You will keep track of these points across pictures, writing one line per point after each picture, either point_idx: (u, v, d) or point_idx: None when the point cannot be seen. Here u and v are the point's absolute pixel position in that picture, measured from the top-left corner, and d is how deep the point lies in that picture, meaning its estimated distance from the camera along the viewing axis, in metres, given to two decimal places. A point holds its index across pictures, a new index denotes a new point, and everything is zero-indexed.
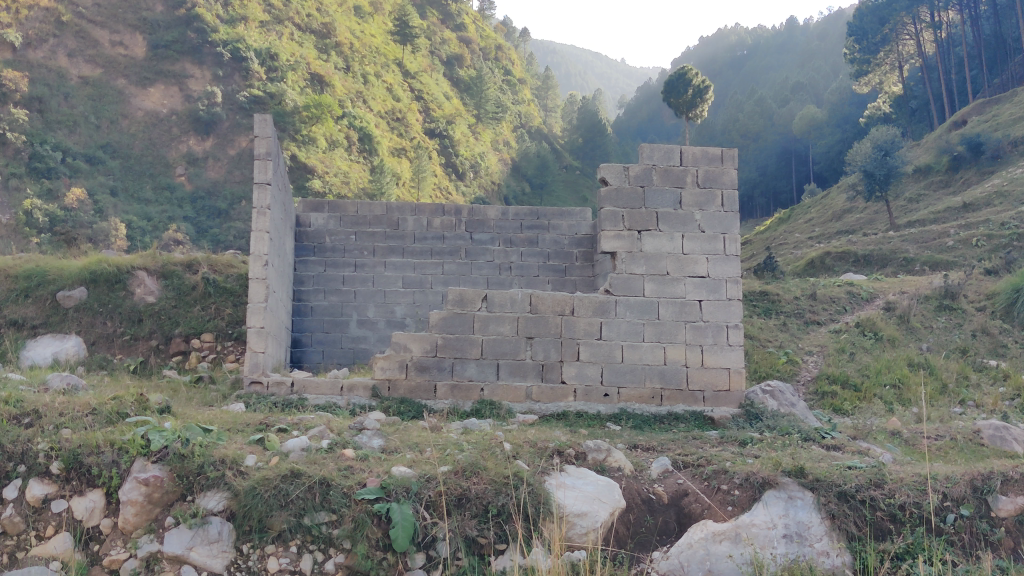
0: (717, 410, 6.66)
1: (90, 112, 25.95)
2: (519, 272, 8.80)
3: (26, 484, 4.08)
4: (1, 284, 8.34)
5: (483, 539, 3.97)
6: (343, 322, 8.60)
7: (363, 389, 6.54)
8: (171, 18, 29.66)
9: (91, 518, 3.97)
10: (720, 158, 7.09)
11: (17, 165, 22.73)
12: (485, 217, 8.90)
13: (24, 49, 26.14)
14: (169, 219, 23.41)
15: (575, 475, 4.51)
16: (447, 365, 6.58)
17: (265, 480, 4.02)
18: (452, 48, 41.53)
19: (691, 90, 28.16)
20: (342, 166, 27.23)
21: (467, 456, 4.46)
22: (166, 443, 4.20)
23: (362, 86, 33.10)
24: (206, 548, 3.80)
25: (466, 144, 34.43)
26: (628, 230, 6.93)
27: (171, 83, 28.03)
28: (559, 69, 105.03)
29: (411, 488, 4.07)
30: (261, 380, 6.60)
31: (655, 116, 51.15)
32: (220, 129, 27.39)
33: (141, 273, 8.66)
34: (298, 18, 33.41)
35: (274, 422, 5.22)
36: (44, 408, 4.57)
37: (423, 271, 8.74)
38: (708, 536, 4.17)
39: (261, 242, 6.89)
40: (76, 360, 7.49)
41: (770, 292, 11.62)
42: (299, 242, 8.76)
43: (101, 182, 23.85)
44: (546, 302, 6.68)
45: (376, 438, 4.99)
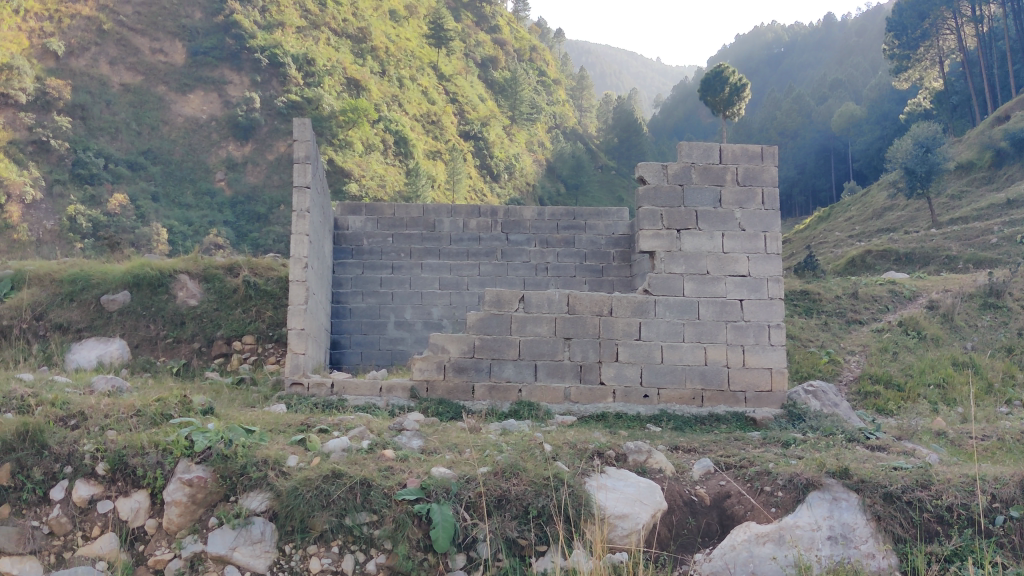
0: (759, 410, 6.59)
1: (131, 119, 26.53)
2: (556, 272, 8.75)
3: (73, 485, 4.13)
4: (47, 288, 8.48)
5: (524, 540, 3.96)
6: (381, 324, 8.62)
7: (402, 390, 6.57)
8: (210, 25, 30.41)
9: (136, 518, 4.01)
10: (759, 155, 6.99)
11: (60, 172, 23.23)
12: (521, 218, 8.88)
13: (67, 57, 26.80)
14: (210, 224, 23.59)
15: (616, 476, 4.47)
16: (484, 366, 6.58)
17: (307, 480, 4.05)
18: (487, 50, 41.57)
19: (728, 88, 27.87)
20: (378, 169, 27.29)
21: (507, 456, 4.45)
22: (210, 443, 4.24)
23: (398, 90, 33.18)
24: (249, 548, 3.82)
25: (500, 146, 34.36)
26: (666, 229, 6.88)
27: (210, 89, 28.46)
28: (594, 69, 104.54)
29: (451, 489, 4.07)
30: (302, 380, 6.64)
31: (692, 116, 50.68)
32: (259, 134, 27.58)
33: (183, 276, 8.78)
34: (334, 23, 33.62)
35: (316, 422, 5.25)
36: (90, 410, 4.63)
37: (459, 272, 8.75)
38: (751, 538, 4.11)
39: (301, 245, 6.95)
40: (119, 362, 7.58)
41: (811, 291, 11.50)
42: (338, 244, 8.82)
43: (143, 188, 24.18)
44: (583, 302, 6.64)
45: (415, 439, 5.00)
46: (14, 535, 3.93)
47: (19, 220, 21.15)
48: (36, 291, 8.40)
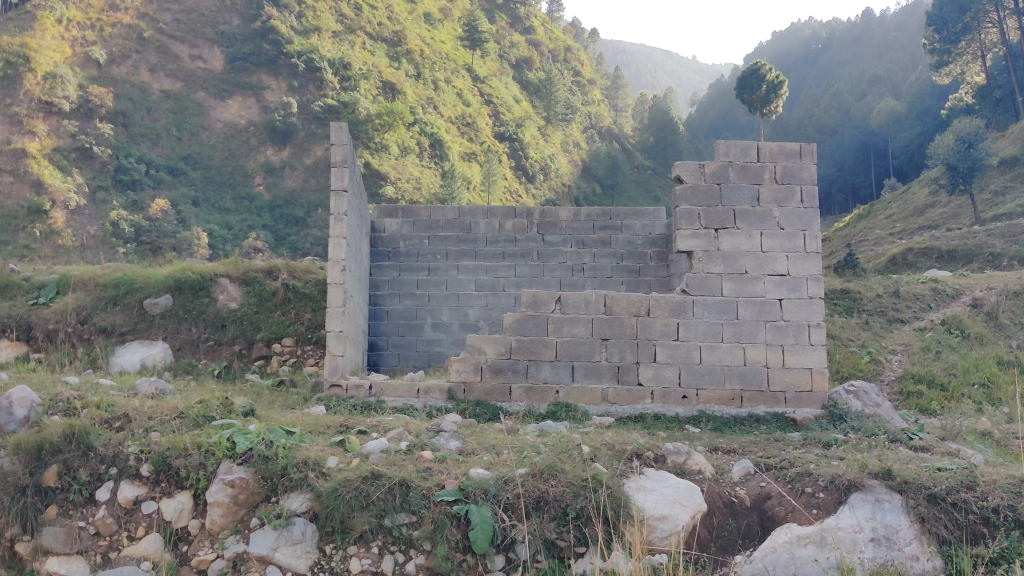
0: (799, 411, 6.52)
1: (172, 125, 26.96)
2: (592, 273, 8.73)
3: (118, 486, 4.19)
4: (92, 292, 8.63)
5: (562, 542, 3.95)
6: (417, 326, 8.65)
7: (439, 391, 6.60)
8: (248, 31, 30.73)
9: (180, 519, 4.07)
10: (798, 153, 6.92)
11: (103, 178, 23.66)
12: (557, 218, 8.88)
13: (109, 65, 27.41)
14: (249, 228, 23.85)
15: (655, 477, 4.44)
16: (522, 367, 6.58)
17: (346, 481, 4.08)
18: (521, 51, 41.58)
19: (765, 86, 27.63)
20: (414, 172, 27.37)
21: (544, 458, 4.45)
22: (251, 444, 4.29)
23: (433, 92, 33.29)
24: (291, 549, 3.86)
25: (535, 146, 34.33)
26: (704, 229, 6.84)
27: (249, 95, 28.80)
28: (630, 68, 104.05)
29: (489, 491, 4.07)
30: (340, 383, 6.69)
31: (729, 114, 50.23)
32: (297, 139, 27.77)
33: (224, 279, 8.88)
34: (369, 27, 33.87)
35: (355, 424, 5.28)
36: (134, 412, 4.70)
37: (496, 274, 8.76)
38: (793, 540, 4.07)
39: (338, 248, 7.00)
40: (162, 365, 7.69)
41: (852, 289, 11.36)
42: (374, 247, 8.89)
43: (183, 193, 24.49)
44: (621, 303, 6.61)
45: (453, 440, 5.02)
46: (62, 535, 4.03)
47: (64, 226, 21.56)
48: (81, 295, 8.55)
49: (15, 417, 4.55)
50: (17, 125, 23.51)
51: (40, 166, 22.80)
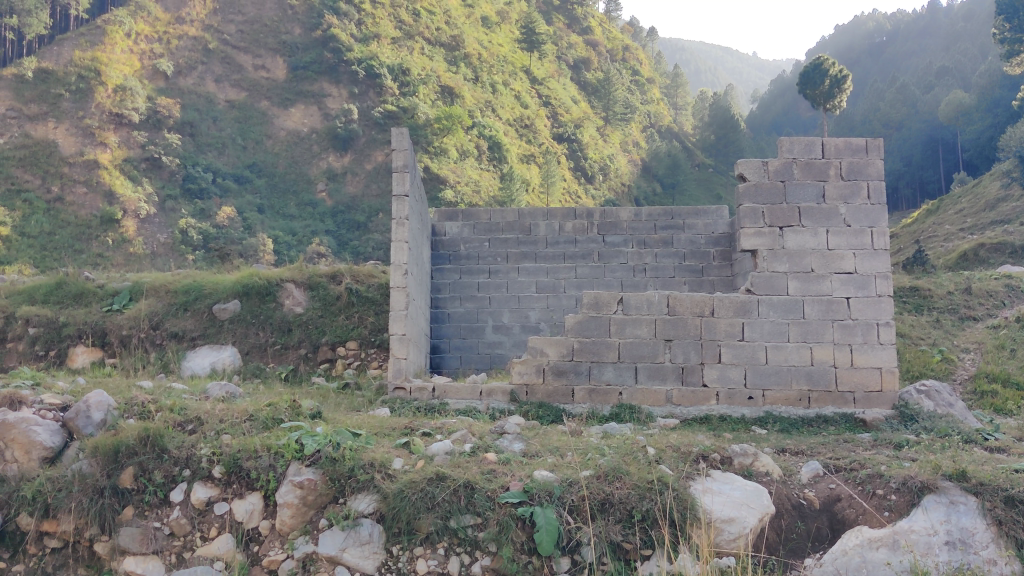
0: (868, 411, 6.39)
1: (237, 134, 27.59)
2: (654, 273, 8.67)
3: (191, 488, 4.28)
4: (163, 298, 8.86)
5: (629, 544, 3.94)
6: (479, 328, 8.68)
7: (502, 393, 6.62)
8: (309, 40, 31.22)
9: (251, 520, 4.15)
10: (864, 148, 6.80)
11: (172, 188, 24.29)
12: (618, 219, 8.85)
13: (176, 77, 28.24)
14: (313, 233, 24.14)
15: (722, 480, 4.39)
16: (584, 369, 6.56)
17: (412, 483, 4.12)
18: (579, 52, 41.42)
19: (828, 81, 27.09)
20: (472, 175, 27.45)
21: (609, 460, 4.42)
22: (318, 446, 4.36)
23: (491, 96, 33.39)
24: (358, 549, 3.91)
25: (595, 147, 34.16)
26: (769, 227, 6.76)
27: (311, 102, 29.23)
28: (688, 66, 103.02)
29: (554, 493, 4.07)
30: (404, 385, 6.75)
31: (792, 110, 49.35)
32: (358, 145, 28.02)
33: (290, 285, 9.02)
34: (427, 32, 34.18)
35: (419, 425, 5.33)
36: (206, 415, 4.80)
37: (556, 275, 8.75)
38: (864, 543, 3.99)
39: (400, 252, 7.07)
40: (231, 369, 7.86)
41: (922, 287, 11.12)
42: (436, 250, 8.98)
43: (249, 201, 24.94)
44: (685, 303, 6.55)
45: (517, 442, 5.01)
46: (138, 535, 4.13)
47: (134, 235, 22.17)
48: (154, 301, 8.77)
49: (92, 420, 4.67)
50: (90, 136, 24.39)
51: (111, 176, 23.53)
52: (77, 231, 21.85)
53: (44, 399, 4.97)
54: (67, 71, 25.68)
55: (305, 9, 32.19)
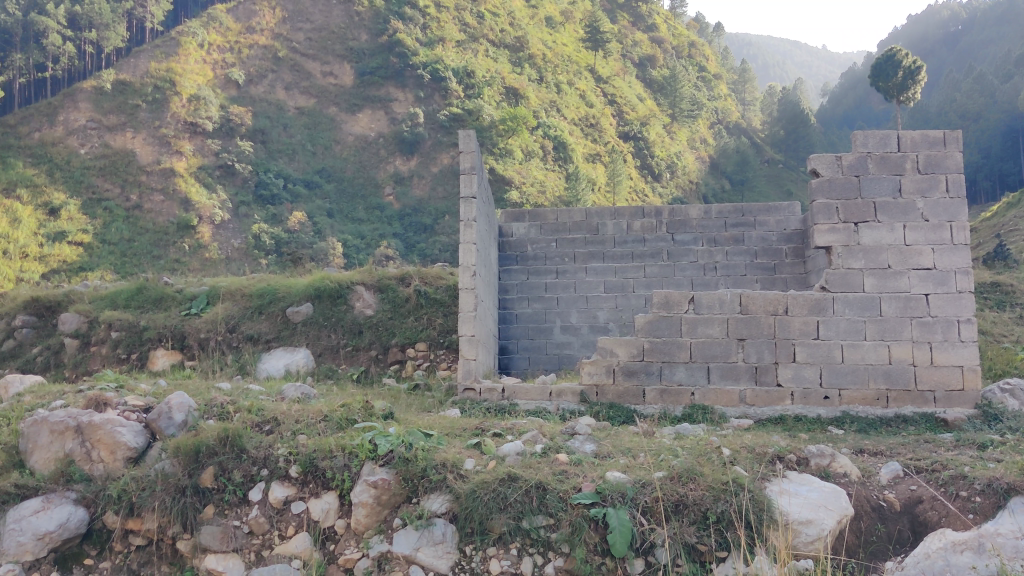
0: (949, 411, 6.21)
1: (307, 140, 28.06)
2: (725, 272, 8.55)
3: (269, 487, 4.37)
4: (239, 302, 9.06)
5: (703, 546, 3.90)
6: (547, 329, 8.69)
7: (572, 394, 6.60)
8: (376, 45, 31.62)
9: (327, 519, 4.20)
10: (942, 141, 6.61)
11: (245, 194, 24.77)
12: (687, 217, 8.72)
13: (247, 85, 28.93)
14: (381, 236, 24.35)
15: (799, 481, 4.31)
16: (655, 369, 6.51)
17: (484, 483, 4.14)
18: (644, 49, 41.07)
19: (902, 72, 26.36)
20: (538, 175, 27.43)
21: (683, 461, 4.39)
22: (392, 447, 4.42)
23: (556, 95, 33.31)
24: (432, 549, 3.93)
25: (661, 144, 33.75)
26: (843, 223, 6.63)
27: (378, 107, 29.59)
28: (756, 60, 101.48)
29: (627, 494, 4.05)
30: (474, 386, 6.78)
31: (864, 103, 48.16)
32: (424, 148, 28.25)
33: (360, 287, 9.12)
34: (491, 35, 34.42)
35: (490, 426, 5.35)
36: (282, 416, 4.90)
37: (625, 275, 8.69)
38: (948, 546, 3.86)
39: (469, 253, 7.11)
40: (305, 370, 8.00)
41: (1004, 283, 10.77)
42: (503, 252, 9.02)
43: (319, 205, 25.27)
44: (757, 302, 6.46)
45: (589, 443, 4.99)
46: (219, 533, 4.21)
47: (210, 240, 22.68)
48: (229, 305, 8.99)
49: (173, 422, 4.80)
50: (167, 145, 25.18)
51: (187, 184, 24.19)
52: (155, 238, 22.59)
53: (128, 401, 5.13)
54: (144, 82, 26.93)
55: (372, 15, 32.65)
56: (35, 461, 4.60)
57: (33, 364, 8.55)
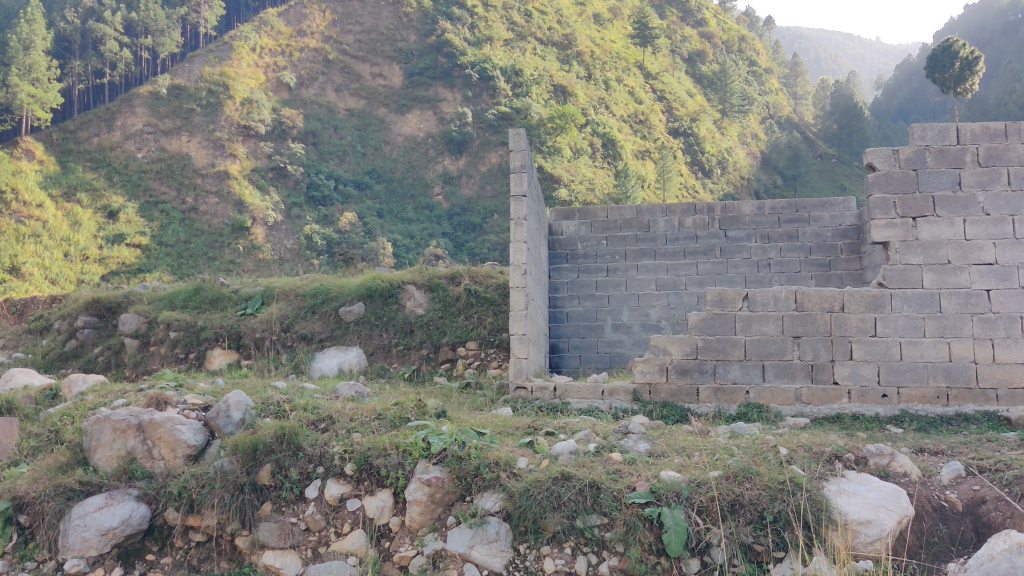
0: (1013, 410, 6.02)
1: (357, 141, 28.31)
2: (779, 268, 8.46)
3: (325, 485, 4.42)
4: (293, 302, 9.18)
5: (760, 547, 3.85)
6: (598, 327, 8.68)
7: (624, 393, 6.58)
8: (424, 46, 31.83)
9: (381, 516, 4.24)
10: (1003, 133, 6.47)
11: (297, 196, 25.06)
12: (740, 213, 8.63)
13: (298, 88, 29.32)
14: (430, 236, 24.42)
15: (857, 480, 4.24)
16: (709, 367, 6.45)
17: (537, 482, 4.15)
18: (694, 45, 40.71)
19: (959, 63, 25.77)
20: (587, 173, 27.33)
21: (739, 460, 4.34)
22: (445, 445, 4.45)
23: (604, 92, 33.16)
24: (485, 547, 3.94)
25: (712, 140, 33.39)
26: (901, 218, 6.50)
27: (426, 108, 29.76)
28: (807, 53, 99.98)
29: (682, 493, 4.02)
30: (525, 385, 6.78)
31: (920, 95, 47.12)
32: (473, 147, 28.31)
33: (411, 287, 9.17)
34: (539, 33, 34.46)
35: (542, 425, 5.33)
36: (337, 415, 4.96)
37: (677, 272, 8.62)
38: (1013, 548, 3.70)
39: (520, 252, 7.11)
40: (358, 369, 8.07)
41: None
42: (553, 250, 9.02)
43: (369, 206, 25.44)
44: (812, 299, 6.37)
45: (642, 442, 4.95)
46: (276, 530, 4.27)
47: (263, 241, 22.97)
48: (284, 305, 9.12)
49: (232, 420, 4.89)
50: (221, 149, 25.66)
51: (241, 186, 24.57)
52: (210, 239, 22.98)
53: (188, 399, 5.23)
54: (198, 86, 27.47)
55: (420, 15, 32.90)
56: (99, 458, 4.70)
57: (95, 363, 8.75)
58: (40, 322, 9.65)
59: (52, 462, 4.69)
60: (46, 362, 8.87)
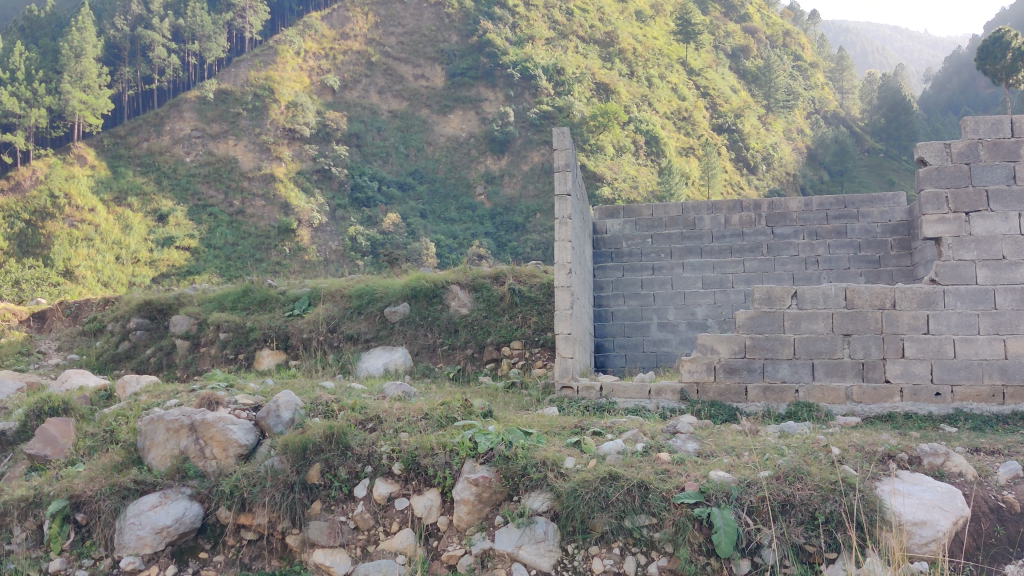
0: None
1: (400, 143, 28.47)
2: (828, 265, 8.33)
3: (374, 484, 4.46)
4: (339, 303, 9.26)
5: (812, 547, 3.81)
6: (644, 326, 8.63)
7: (672, 392, 6.55)
8: (466, 46, 31.96)
9: (430, 515, 4.25)
10: None
11: (341, 198, 25.27)
12: (787, 210, 8.52)
13: (342, 91, 29.60)
14: (473, 235, 24.44)
15: (910, 480, 4.17)
16: (757, 366, 6.39)
17: (585, 481, 4.14)
18: (737, 40, 40.29)
19: (1011, 53, 25.18)
20: (630, 170, 27.21)
21: (789, 460, 4.29)
22: (492, 445, 4.47)
23: (647, 89, 32.96)
24: (534, 547, 3.94)
25: (757, 136, 33.05)
26: (954, 212, 6.41)
27: (469, 108, 29.86)
28: (854, 47, 98.46)
29: (732, 493, 3.98)
30: (571, 385, 6.78)
31: (969, 87, 46.17)
32: (515, 147, 28.31)
33: (455, 287, 9.18)
34: (581, 31, 34.43)
35: (589, 425, 5.31)
36: (384, 415, 4.99)
37: (723, 270, 8.54)
38: None
39: (564, 251, 7.10)
40: (403, 369, 8.12)
41: None
42: (597, 249, 9.01)
43: (412, 207, 25.54)
44: (863, 296, 6.27)
45: (690, 442, 4.91)
46: (326, 529, 4.31)
47: (309, 243, 23.20)
48: (330, 306, 9.21)
49: (281, 419, 4.95)
50: (266, 152, 26.01)
51: (287, 189, 24.85)
52: (257, 241, 23.28)
53: (238, 399, 5.30)
54: (244, 91, 27.89)
55: (462, 16, 33.10)
56: (152, 458, 4.78)
57: (147, 364, 8.92)
58: (93, 324, 9.84)
59: (108, 462, 4.80)
60: (100, 363, 9.06)
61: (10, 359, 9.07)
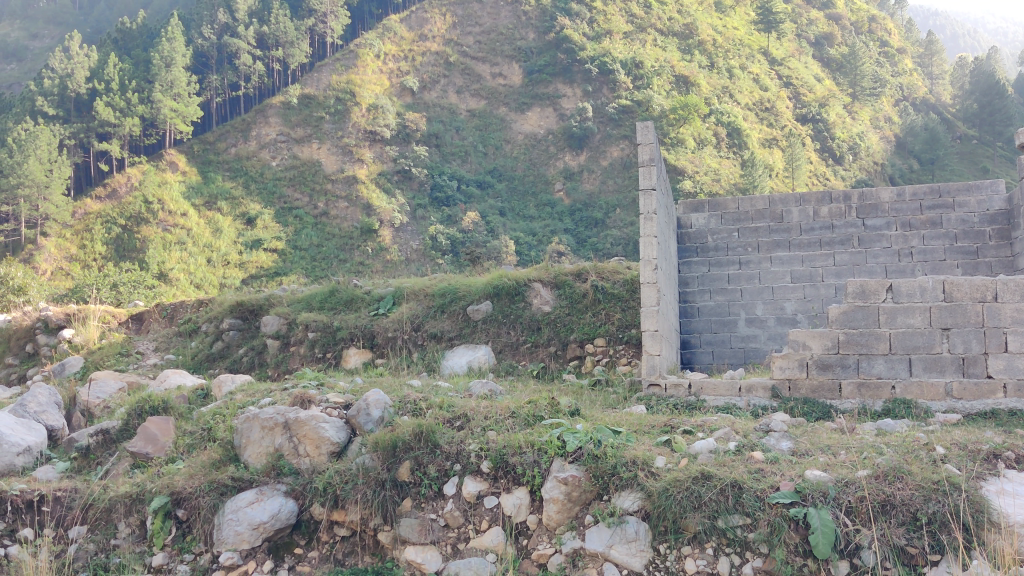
0: None
1: (478, 141, 28.63)
2: (922, 257, 8.06)
3: (463, 482, 4.49)
4: (423, 302, 9.34)
5: (914, 549, 3.69)
6: (731, 322, 8.50)
7: (763, 389, 6.45)
8: (543, 43, 31.96)
9: (519, 514, 4.26)
10: None
11: (422, 198, 25.55)
12: (879, 200, 8.25)
13: (421, 91, 29.99)
14: (553, 232, 24.31)
15: (1019, 480, 4.00)
16: (852, 362, 6.23)
17: (676, 481, 4.08)
18: (821, 28, 39.33)
19: None
20: (712, 163, 26.77)
21: (888, 459, 4.17)
22: (581, 444, 4.45)
23: (728, 81, 32.40)
24: (625, 547, 3.92)
25: (843, 125, 32.13)
26: None
27: (547, 105, 29.81)
28: (944, 31, 95.08)
29: (829, 493, 3.89)
30: (659, 382, 6.74)
31: None
32: (593, 142, 28.18)
33: (537, 284, 9.12)
34: (659, 24, 34.13)
35: (679, 423, 5.24)
36: (472, 412, 5.04)
37: (813, 264, 8.35)
38: None
39: (650, 247, 7.02)
40: (487, 367, 8.15)
41: None
42: (682, 244, 8.91)
43: (491, 205, 25.60)
44: (962, 289, 6.04)
45: (784, 441, 4.81)
46: (417, 526, 4.35)
47: (390, 243, 23.52)
48: (414, 305, 9.30)
49: (371, 418, 5.02)
50: (349, 154, 26.46)
51: (368, 190, 25.22)
52: (341, 242, 23.71)
53: (329, 398, 5.39)
54: (326, 95, 28.43)
55: (538, 14, 33.17)
56: (248, 456, 4.90)
57: (240, 363, 9.19)
58: (188, 325, 10.18)
59: (207, 459, 4.95)
60: (195, 363, 9.35)
61: (111, 359, 9.44)
